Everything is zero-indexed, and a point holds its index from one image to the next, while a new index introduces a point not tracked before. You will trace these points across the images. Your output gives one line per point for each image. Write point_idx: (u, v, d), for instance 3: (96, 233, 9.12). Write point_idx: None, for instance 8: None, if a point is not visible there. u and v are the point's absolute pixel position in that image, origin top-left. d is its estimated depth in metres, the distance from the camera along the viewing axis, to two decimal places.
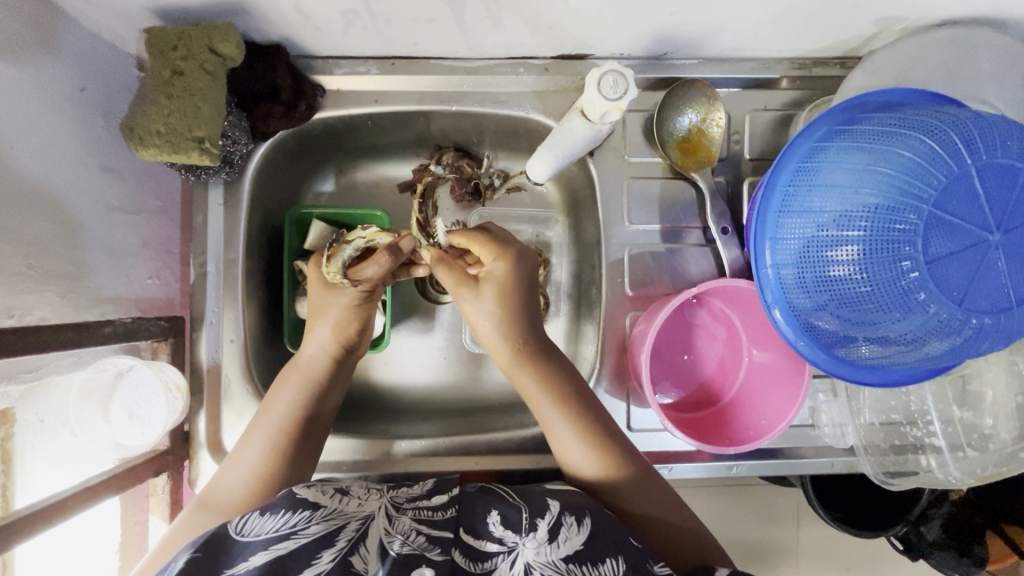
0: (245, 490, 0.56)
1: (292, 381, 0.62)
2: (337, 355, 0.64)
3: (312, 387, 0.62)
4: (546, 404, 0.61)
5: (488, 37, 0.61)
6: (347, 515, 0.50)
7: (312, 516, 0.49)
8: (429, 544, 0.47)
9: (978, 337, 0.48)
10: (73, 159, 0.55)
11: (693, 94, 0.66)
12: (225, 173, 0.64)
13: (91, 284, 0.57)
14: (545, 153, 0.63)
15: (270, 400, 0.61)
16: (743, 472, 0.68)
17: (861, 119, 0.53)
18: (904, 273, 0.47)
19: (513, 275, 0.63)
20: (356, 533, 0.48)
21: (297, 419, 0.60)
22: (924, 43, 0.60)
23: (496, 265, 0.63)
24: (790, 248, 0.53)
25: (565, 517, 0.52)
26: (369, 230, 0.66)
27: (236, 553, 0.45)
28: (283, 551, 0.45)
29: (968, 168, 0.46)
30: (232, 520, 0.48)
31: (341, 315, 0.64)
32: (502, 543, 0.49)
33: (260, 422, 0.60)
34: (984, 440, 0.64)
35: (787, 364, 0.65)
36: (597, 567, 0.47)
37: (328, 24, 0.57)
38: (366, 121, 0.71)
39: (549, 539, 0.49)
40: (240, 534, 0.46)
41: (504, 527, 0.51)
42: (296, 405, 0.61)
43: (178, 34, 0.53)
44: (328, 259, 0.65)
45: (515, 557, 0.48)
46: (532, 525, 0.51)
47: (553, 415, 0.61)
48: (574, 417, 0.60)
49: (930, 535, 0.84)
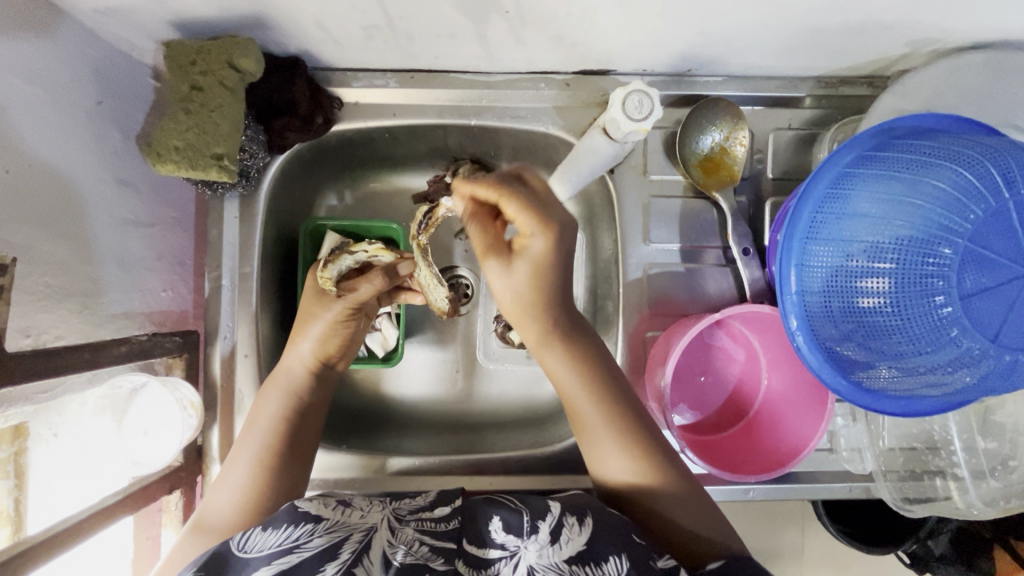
0: (236, 507, 0.54)
1: (272, 394, 0.61)
2: (315, 368, 0.64)
3: (291, 398, 0.61)
4: (581, 399, 0.57)
5: (510, 52, 0.60)
6: (351, 527, 0.49)
7: (314, 529, 0.48)
8: (433, 554, 0.47)
9: (1011, 372, 0.47)
10: (89, 173, 0.54)
11: (717, 113, 0.65)
12: (241, 186, 0.63)
13: (107, 299, 0.57)
14: (566, 172, 0.63)
15: (253, 415, 0.61)
16: (760, 495, 0.67)
17: (893, 145, 0.51)
18: (936, 308, 0.46)
19: (560, 253, 0.51)
20: (360, 543, 0.47)
21: (283, 432, 0.59)
22: (956, 66, 0.58)
23: (534, 239, 0.51)
24: (818, 275, 0.52)
25: (566, 518, 0.51)
26: (373, 246, 0.70)
27: (238, 572, 0.44)
28: (287, 565, 0.44)
29: (1005, 203, 0.45)
30: (233, 537, 0.47)
31: (321, 331, 0.63)
32: (504, 548, 0.48)
33: (246, 438, 0.59)
34: (1007, 470, 0.62)
35: (809, 390, 0.64)
36: (600, 567, 0.47)
37: (348, 39, 0.57)
38: (382, 134, 0.70)
39: (551, 541, 0.49)
40: (243, 551, 0.46)
41: (506, 531, 0.50)
42: (277, 418, 0.60)
43: (197, 48, 0.52)
44: (324, 265, 0.67)
45: (517, 562, 0.47)
46: (534, 527, 0.50)
47: (596, 419, 0.56)
48: (612, 411, 0.56)
49: (937, 548, 0.85)
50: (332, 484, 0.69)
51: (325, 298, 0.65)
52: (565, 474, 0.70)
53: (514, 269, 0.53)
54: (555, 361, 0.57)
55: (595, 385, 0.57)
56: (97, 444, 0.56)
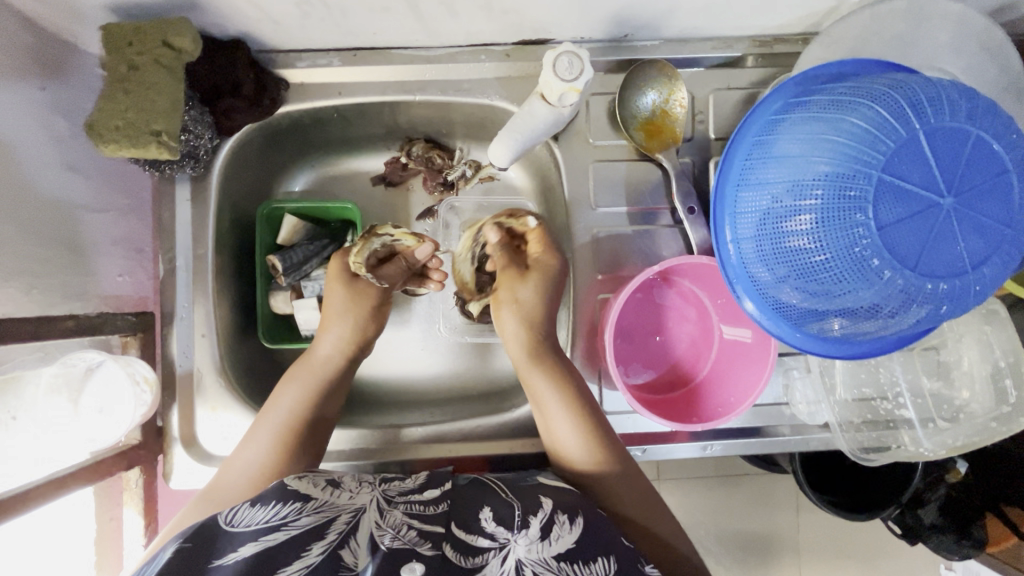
0: (249, 480, 0.57)
1: (299, 377, 0.64)
2: (344, 356, 0.67)
3: (318, 385, 0.64)
4: (552, 398, 0.62)
5: (446, 24, 0.62)
6: (339, 508, 0.50)
7: (302, 508, 0.49)
8: (421, 539, 0.46)
9: (938, 302, 0.48)
10: (36, 157, 0.55)
11: (653, 75, 0.66)
12: (190, 168, 0.64)
13: (56, 280, 0.58)
14: (505, 138, 0.63)
15: (274, 400, 0.62)
16: (718, 451, 0.68)
17: (816, 89, 0.53)
18: (857, 241, 0.46)
19: (556, 270, 0.68)
20: (347, 526, 0.47)
21: (304, 419, 0.62)
22: (878, 14, 0.60)
23: (547, 258, 0.69)
24: (749, 222, 0.53)
25: (557, 516, 0.51)
26: (397, 230, 0.72)
27: (225, 543, 0.45)
28: (273, 543, 0.45)
29: (916, 132, 0.45)
30: (222, 511, 0.48)
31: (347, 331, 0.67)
32: (493, 538, 0.48)
33: (262, 419, 0.61)
34: (954, 410, 0.65)
35: (755, 341, 0.65)
36: (587, 566, 0.46)
37: (286, 17, 0.58)
38: (332, 113, 0.71)
39: (541, 536, 0.48)
40: (230, 525, 0.47)
41: (496, 524, 0.50)
42: (300, 403, 0.62)
43: (133, 29, 0.53)
44: (353, 250, 0.70)
45: (506, 554, 0.47)
46: (525, 522, 0.50)
47: (548, 396, 0.62)
48: (576, 407, 0.62)
49: (927, 518, 0.84)
50: None
51: (355, 283, 0.69)
52: (527, 440, 0.70)
53: (527, 279, 0.68)
54: (528, 361, 0.65)
55: (565, 386, 0.63)
56: (54, 428, 0.56)
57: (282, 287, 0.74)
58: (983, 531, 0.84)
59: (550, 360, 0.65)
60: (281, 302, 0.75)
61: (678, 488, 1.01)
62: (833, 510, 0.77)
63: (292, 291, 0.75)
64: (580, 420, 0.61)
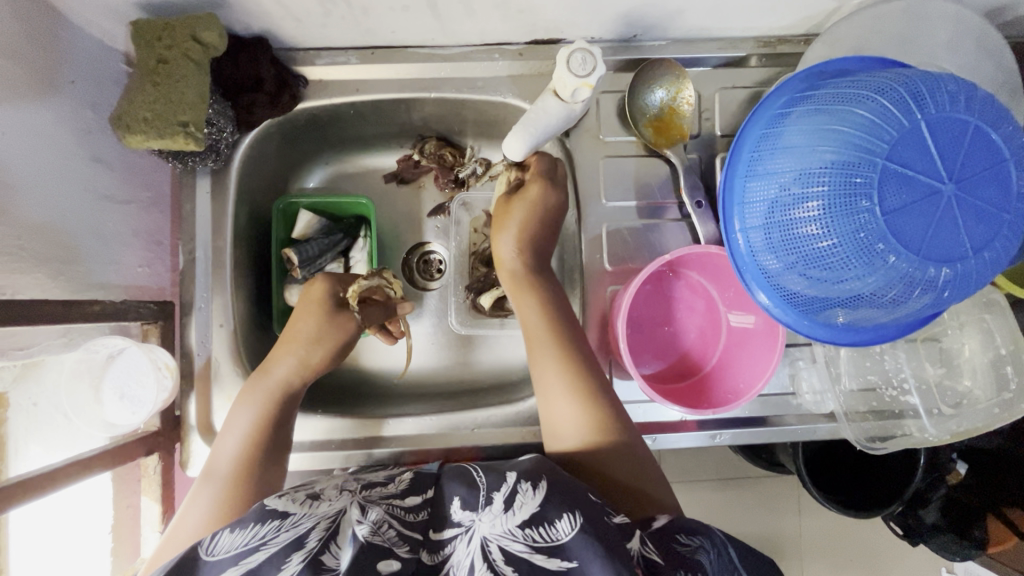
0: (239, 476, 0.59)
1: (251, 397, 0.63)
2: (303, 360, 0.66)
3: (268, 397, 0.64)
4: (551, 360, 0.64)
5: (462, 23, 0.64)
6: (319, 516, 0.48)
7: (282, 525, 0.47)
8: (400, 541, 0.47)
9: (940, 286, 0.49)
10: (64, 148, 0.57)
11: (661, 73, 0.69)
12: (212, 161, 0.66)
13: (83, 268, 0.59)
14: (519, 133, 0.65)
15: (231, 418, 0.63)
16: (727, 440, 0.70)
17: (820, 85, 0.55)
18: (861, 225, 0.48)
19: (541, 199, 0.68)
20: (327, 532, 0.46)
21: (263, 432, 0.62)
22: (879, 15, 0.63)
23: (535, 186, 0.68)
24: (757, 211, 0.55)
25: (520, 485, 0.51)
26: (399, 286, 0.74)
27: (205, 572, 0.44)
28: (253, 564, 0.43)
29: (918, 122, 0.47)
30: (202, 540, 0.46)
31: (314, 329, 0.68)
32: (459, 525, 0.48)
33: (227, 433, 0.62)
34: (958, 397, 0.67)
35: (761, 327, 0.67)
36: (553, 526, 0.46)
37: (308, 14, 0.60)
38: (348, 111, 0.73)
39: (504, 509, 0.48)
40: (209, 554, 0.45)
41: (462, 509, 0.49)
42: (262, 415, 0.63)
43: (163, 25, 0.56)
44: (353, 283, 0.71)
45: (472, 536, 0.47)
46: (490, 498, 0.50)
47: (546, 350, 0.64)
48: (573, 375, 0.63)
49: (928, 518, 0.85)
50: (310, 448, 0.70)
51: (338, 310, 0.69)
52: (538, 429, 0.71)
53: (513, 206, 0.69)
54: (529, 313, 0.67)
55: (563, 351, 0.64)
56: (79, 414, 0.59)
57: (297, 281, 0.75)
58: (983, 532, 0.85)
59: (552, 312, 0.66)
60: (294, 295, 0.75)
61: (685, 489, 1.02)
62: (838, 508, 0.77)
63: (307, 283, 0.76)
64: (574, 384, 0.62)
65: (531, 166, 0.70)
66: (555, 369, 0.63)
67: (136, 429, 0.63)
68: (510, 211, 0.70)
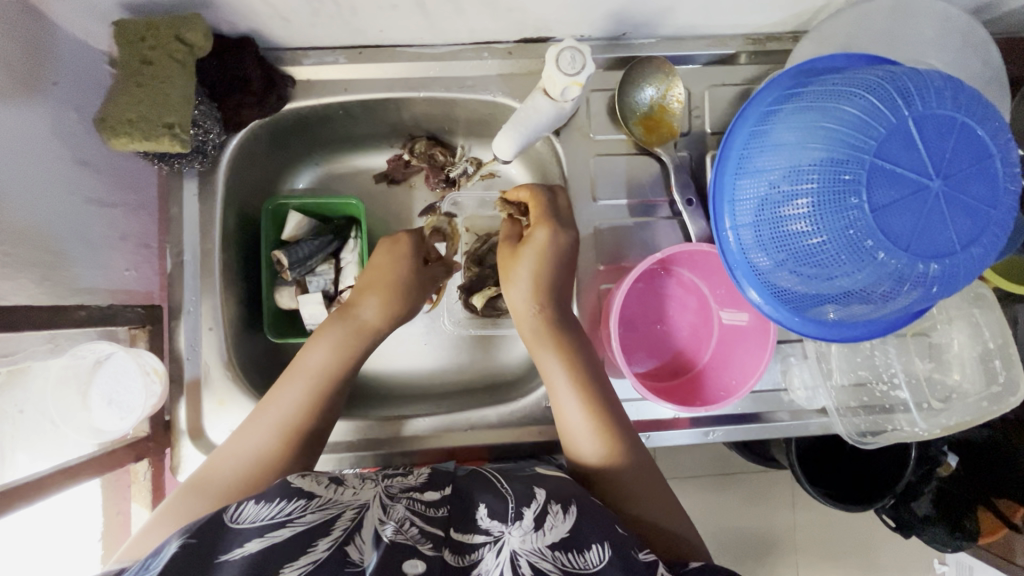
0: (273, 442, 0.56)
1: (331, 333, 0.63)
2: (384, 311, 0.66)
3: (347, 338, 0.63)
4: (565, 390, 0.61)
5: (451, 22, 0.64)
6: (343, 504, 0.48)
7: (306, 505, 0.46)
8: (423, 537, 0.45)
9: (928, 283, 0.50)
10: (48, 150, 0.56)
11: (651, 71, 0.69)
12: (199, 162, 0.65)
13: (68, 272, 0.58)
14: (509, 132, 0.65)
15: (301, 356, 0.62)
16: (720, 437, 0.70)
17: (809, 81, 0.55)
18: (850, 223, 0.48)
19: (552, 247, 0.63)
20: (353, 522, 0.46)
21: (332, 376, 0.61)
22: (866, 12, 0.63)
23: (540, 231, 0.63)
24: (747, 209, 0.56)
25: (551, 505, 0.51)
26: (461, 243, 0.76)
27: (230, 539, 0.42)
28: (278, 540, 0.42)
29: (905, 119, 0.47)
30: (227, 506, 0.45)
31: (403, 272, 0.67)
32: (488, 534, 0.48)
33: (292, 373, 0.61)
34: (947, 391, 0.68)
35: (754, 325, 0.68)
36: (582, 554, 0.46)
37: (295, 14, 0.59)
38: (337, 111, 0.72)
39: (535, 527, 0.48)
40: (235, 521, 0.43)
41: (490, 518, 0.49)
42: (335, 360, 0.62)
43: (146, 24, 0.55)
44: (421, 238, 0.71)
45: (501, 547, 0.47)
46: (519, 513, 0.50)
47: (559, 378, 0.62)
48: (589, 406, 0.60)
49: (921, 511, 0.85)
50: None
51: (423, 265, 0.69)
52: (532, 428, 0.71)
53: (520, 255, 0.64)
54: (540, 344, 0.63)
55: (577, 380, 0.61)
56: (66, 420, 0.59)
57: (287, 283, 0.74)
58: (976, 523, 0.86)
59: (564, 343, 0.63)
60: (286, 298, 0.75)
61: (680, 486, 1.02)
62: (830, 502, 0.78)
63: (297, 286, 0.75)
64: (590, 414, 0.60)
65: (535, 207, 0.65)
66: (570, 400, 0.61)
67: (124, 435, 0.62)
68: (516, 256, 0.65)
